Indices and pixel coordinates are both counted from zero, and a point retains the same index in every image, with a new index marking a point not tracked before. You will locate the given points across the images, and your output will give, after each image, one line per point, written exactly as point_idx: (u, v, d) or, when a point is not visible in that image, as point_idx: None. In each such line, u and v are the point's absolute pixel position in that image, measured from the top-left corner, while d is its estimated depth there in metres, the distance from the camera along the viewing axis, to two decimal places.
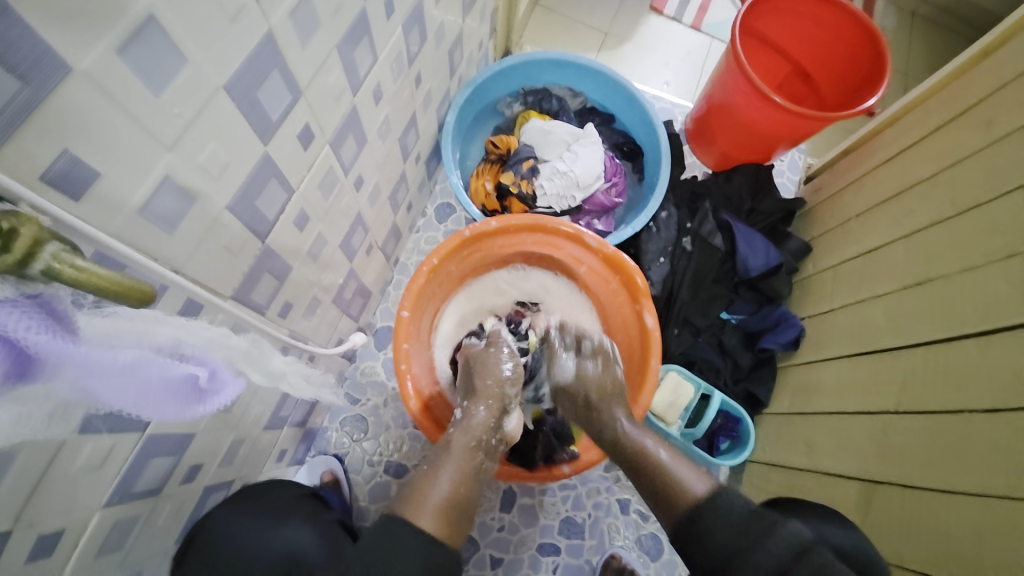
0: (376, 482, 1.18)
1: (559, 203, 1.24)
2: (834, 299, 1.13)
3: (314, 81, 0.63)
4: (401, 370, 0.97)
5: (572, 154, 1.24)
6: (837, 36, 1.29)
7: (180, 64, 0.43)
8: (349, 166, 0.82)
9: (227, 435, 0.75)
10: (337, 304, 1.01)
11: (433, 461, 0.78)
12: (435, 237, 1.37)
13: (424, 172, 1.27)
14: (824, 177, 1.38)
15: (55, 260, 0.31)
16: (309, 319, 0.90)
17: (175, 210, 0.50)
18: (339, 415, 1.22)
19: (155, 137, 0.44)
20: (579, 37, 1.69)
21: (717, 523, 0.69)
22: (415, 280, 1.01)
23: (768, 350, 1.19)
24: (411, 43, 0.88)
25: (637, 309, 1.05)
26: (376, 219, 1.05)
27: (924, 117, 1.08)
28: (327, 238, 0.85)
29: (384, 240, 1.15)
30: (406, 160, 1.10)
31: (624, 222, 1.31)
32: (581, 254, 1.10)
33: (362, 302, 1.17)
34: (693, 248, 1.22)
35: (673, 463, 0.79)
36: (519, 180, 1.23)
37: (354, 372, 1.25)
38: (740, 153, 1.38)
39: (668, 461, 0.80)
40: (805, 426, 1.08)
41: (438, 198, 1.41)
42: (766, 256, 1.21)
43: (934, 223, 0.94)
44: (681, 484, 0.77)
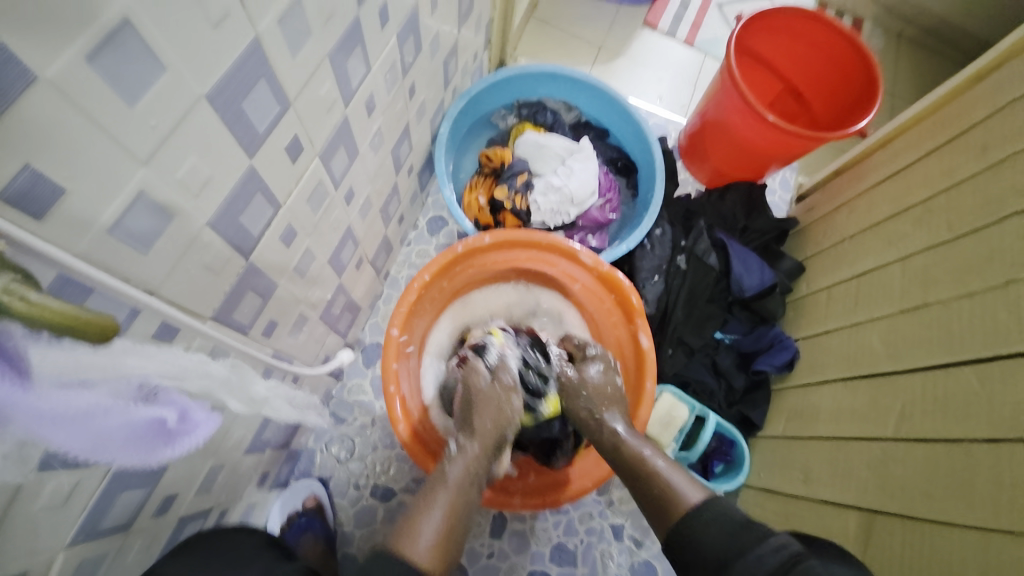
0: (362, 506, 1.13)
1: (553, 219, 1.22)
2: (829, 321, 1.13)
3: (304, 91, 0.60)
4: (390, 392, 0.93)
5: (567, 170, 1.22)
6: (828, 57, 1.30)
7: (159, 73, 0.40)
8: (340, 180, 0.79)
9: (204, 463, 0.70)
10: (325, 320, 0.97)
11: (427, 493, 0.75)
12: (426, 251, 1.34)
13: (416, 184, 1.24)
14: (815, 197, 1.39)
15: (3, 292, 0.28)
16: (294, 337, 0.86)
17: (151, 228, 0.46)
18: (324, 435, 1.17)
19: (129, 150, 0.41)
20: (573, 52, 1.69)
21: (712, 531, 0.66)
22: (406, 296, 0.98)
23: (762, 371, 1.18)
24: (406, 53, 0.86)
25: (632, 329, 1.04)
26: (367, 233, 1.02)
27: (918, 140, 1.09)
28: (315, 253, 0.81)
29: (374, 253, 1.12)
30: (399, 172, 1.07)
31: (619, 238, 1.30)
32: (576, 272, 1.08)
33: (351, 316, 1.13)
34: (688, 266, 1.21)
35: (673, 475, 0.76)
36: (514, 195, 1.21)
37: (340, 390, 1.20)
38: (733, 170, 1.38)
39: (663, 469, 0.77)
40: (802, 451, 1.06)
41: (430, 210, 1.38)
42: (761, 276, 1.20)
43: (930, 246, 0.94)
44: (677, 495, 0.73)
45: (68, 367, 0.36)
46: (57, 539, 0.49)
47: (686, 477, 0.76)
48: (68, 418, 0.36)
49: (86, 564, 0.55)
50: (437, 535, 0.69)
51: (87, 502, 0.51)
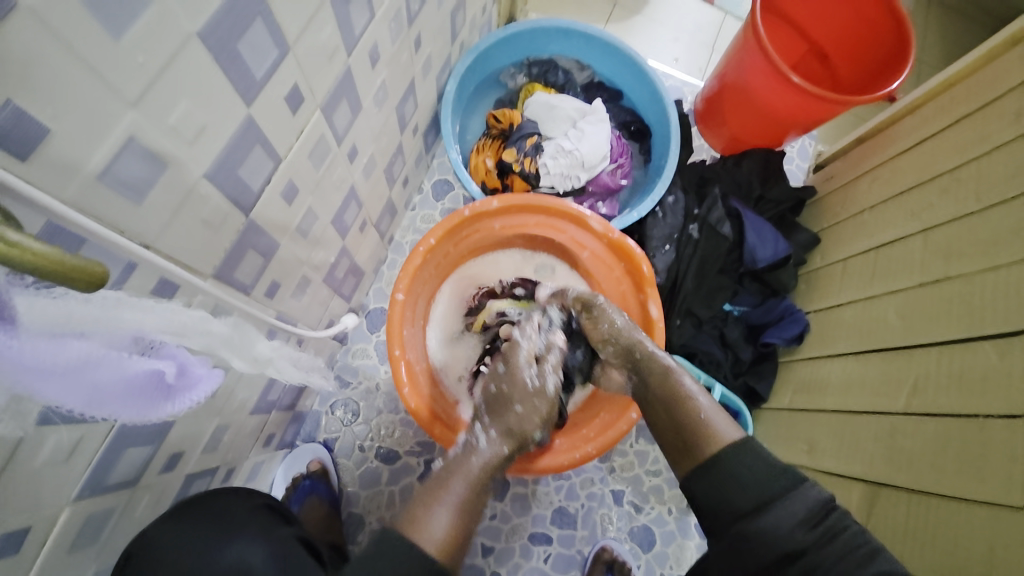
0: (367, 467, 1.15)
1: (562, 184, 1.17)
2: (843, 294, 1.11)
3: (304, 36, 0.56)
4: (395, 356, 0.92)
5: (579, 132, 1.18)
6: (859, 14, 1.23)
7: (145, 4, 0.37)
8: (342, 136, 0.76)
9: (210, 422, 0.71)
10: (328, 282, 0.96)
11: (442, 481, 0.71)
12: (431, 216, 1.31)
13: (421, 146, 1.20)
14: (836, 166, 1.33)
15: None
16: (297, 300, 0.85)
17: (143, 177, 0.44)
18: (329, 399, 1.17)
19: (115, 89, 0.38)
20: (586, 7, 1.60)
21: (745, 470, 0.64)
22: (410, 261, 0.95)
23: (771, 344, 1.16)
24: (412, 0, 0.81)
25: (642, 299, 1.01)
26: (370, 194, 0.99)
27: (948, 105, 1.03)
28: (318, 213, 0.78)
29: (378, 217, 1.09)
30: (404, 131, 1.03)
31: (629, 206, 1.27)
32: (585, 239, 1.06)
33: (355, 281, 1.11)
34: (701, 235, 1.17)
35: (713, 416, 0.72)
36: (522, 158, 1.16)
37: (344, 355, 1.20)
38: (752, 137, 1.33)
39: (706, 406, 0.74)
40: (809, 422, 1.06)
41: (435, 174, 1.34)
42: (775, 247, 1.16)
43: (955, 219, 0.91)
44: (713, 434, 0.70)
45: (59, 317, 0.35)
46: (64, 492, 0.49)
47: (724, 417, 0.72)
48: (59, 371, 0.36)
49: (94, 517, 0.56)
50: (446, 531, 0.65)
51: (93, 457, 0.50)
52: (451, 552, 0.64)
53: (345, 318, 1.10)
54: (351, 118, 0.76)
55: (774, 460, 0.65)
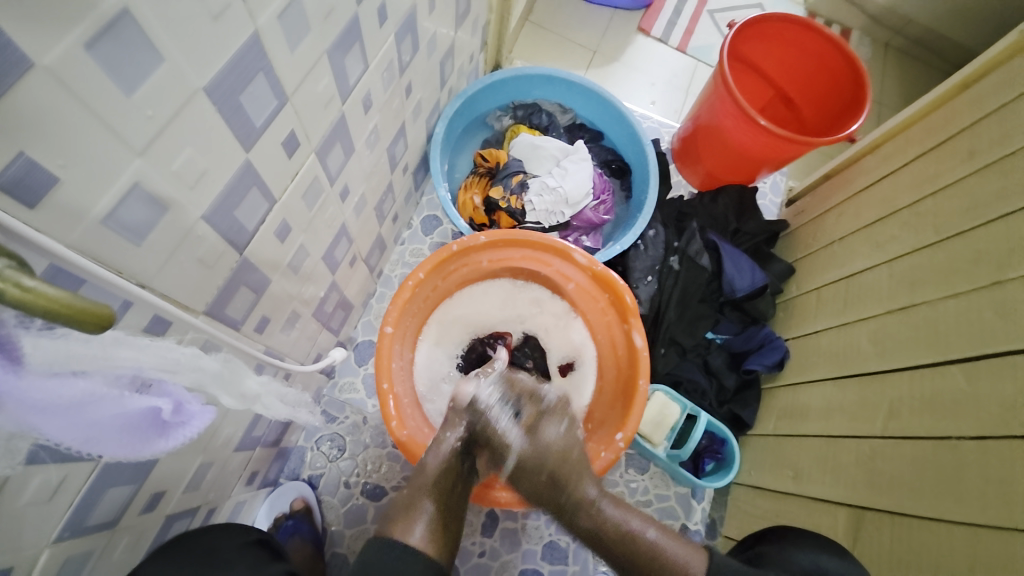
0: (353, 504, 1.13)
1: (548, 219, 1.22)
2: (819, 322, 1.15)
3: (302, 87, 0.60)
4: (384, 389, 0.92)
5: (562, 171, 1.24)
6: (820, 63, 1.33)
7: (156, 64, 0.40)
8: (336, 177, 0.79)
9: (194, 459, 0.70)
10: (317, 317, 0.97)
11: (412, 494, 0.78)
12: (421, 250, 1.34)
13: (411, 183, 1.24)
14: (806, 201, 1.41)
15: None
16: (286, 334, 0.86)
17: (145, 219, 0.46)
18: (315, 434, 1.16)
19: (124, 140, 0.40)
20: (567, 54, 1.70)
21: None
22: (398, 295, 0.97)
23: (753, 371, 1.19)
24: (403, 52, 0.86)
25: (626, 329, 1.04)
26: (361, 230, 1.02)
27: (906, 144, 1.11)
28: (310, 249, 0.81)
29: (368, 252, 1.11)
30: (394, 170, 1.07)
31: (612, 239, 1.32)
32: (569, 272, 1.09)
33: (344, 314, 1.12)
34: (681, 267, 1.20)
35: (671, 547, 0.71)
36: (509, 197, 1.20)
37: (332, 389, 1.20)
38: (727, 174, 1.40)
39: (657, 542, 0.72)
40: (793, 448, 1.08)
41: (425, 209, 1.38)
42: (752, 278, 1.20)
43: (917, 249, 0.96)
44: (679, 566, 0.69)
45: (59, 356, 0.36)
46: (44, 534, 0.48)
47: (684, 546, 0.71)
48: (59, 408, 0.37)
49: (73, 560, 0.54)
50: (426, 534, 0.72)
51: (75, 495, 0.50)
52: (436, 543, 0.72)
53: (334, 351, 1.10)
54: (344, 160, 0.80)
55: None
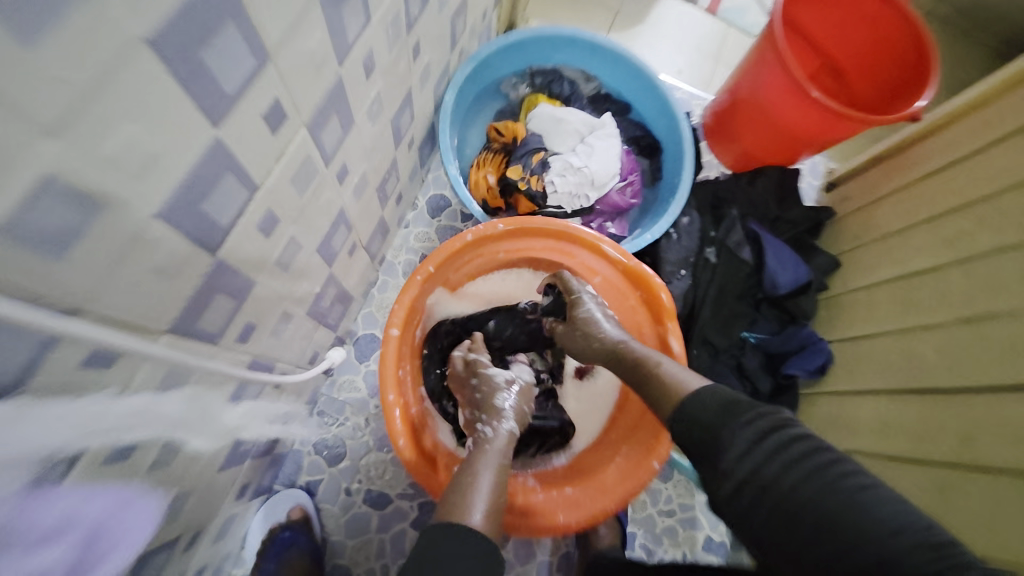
0: (354, 513, 1.04)
1: (570, 203, 1.09)
2: (869, 325, 1.04)
3: (288, 42, 0.46)
4: (389, 400, 0.80)
5: (588, 148, 1.09)
6: (879, 31, 1.17)
7: (66, 2, 0.27)
8: (331, 157, 0.65)
9: (170, 492, 0.60)
10: (312, 314, 0.85)
11: (470, 470, 0.70)
12: (426, 234, 1.21)
13: (417, 159, 1.10)
14: (851, 186, 1.29)
15: None
16: (277, 339, 0.74)
17: (71, 223, 0.33)
18: (313, 437, 1.06)
19: (25, 115, 0.28)
20: (587, 14, 1.52)
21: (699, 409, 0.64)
22: (406, 292, 0.85)
23: (791, 376, 1.10)
24: (412, 3, 0.71)
25: (659, 331, 0.93)
26: (361, 215, 0.89)
27: (978, 126, 0.97)
28: (303, 242, 0.68)
29: (369, 238, 0.99)
30: (399, 145, 0.94)
31: (639, 226, 1.19)
32: (596, 265, 0.98)
33: (342, 308, 1.00)
34: (718, 260, 1.09)
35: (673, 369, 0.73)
36: (529, 176, 1.07)
37: (330, 388, 1.09)
38: (765, 154, 1.26)
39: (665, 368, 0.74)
40: (842, 464, 0.98)
41: (431, 188, 1.24)
42: (795, 273, 1.09)
43: (995, 252, 0.84)
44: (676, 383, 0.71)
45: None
46: None
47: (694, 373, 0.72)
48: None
49: None
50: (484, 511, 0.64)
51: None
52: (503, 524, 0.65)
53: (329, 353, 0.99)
54: (342, 136, 0.66)
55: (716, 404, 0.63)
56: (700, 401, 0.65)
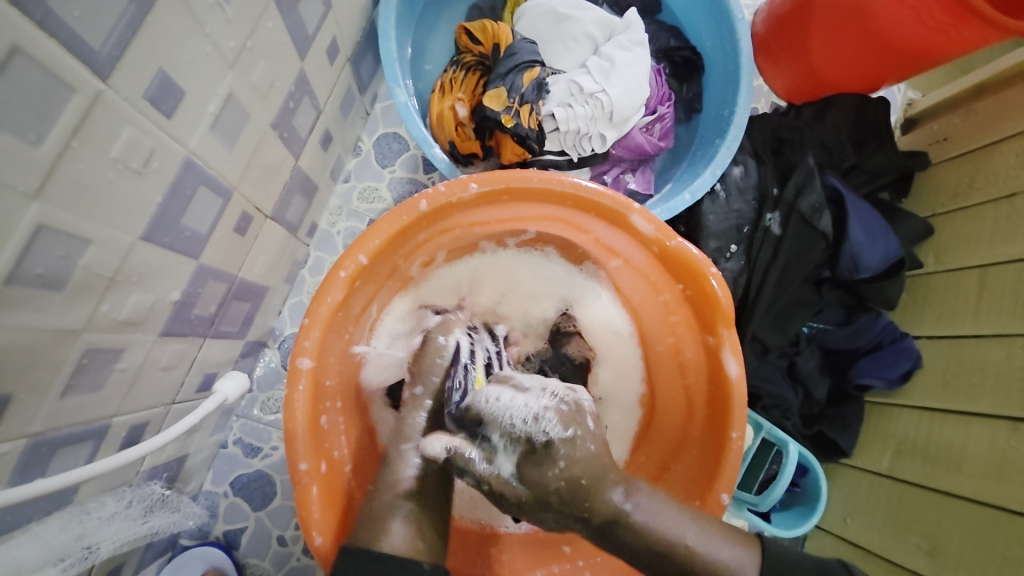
0: (292, 568, 0.76)
1: (575, 145, 0.75)
2: (982, 324, 0.78)
3: None
4: (300, 472, 0.50)
5: (605, 63, 0.74)
6: None
7: None
8: (111, 67, 0.34)
9: None
10: (175, 333, 0.52)
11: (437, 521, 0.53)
12: (376, 190, 0.86)
13: (351, 79, 0.75)
14: (942, 122, 0.94)
15: None
16: (89, 385, 0.43)
17: None
18: (229, 474, 0.76)
19: None
20: None
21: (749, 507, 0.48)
22: (320, 298, 0.53)
23: (866, 386, 0.85)
24: None
25: (710, 344, 0.62)
26: (249, 169, 0.55)
27: None
28: (81, 220, 0.36)
29: (279, 202, 0.65)
30: (310, 52, 0.59)
31: (670, 178, 0.86)
32: (620, 243, 0.65)
33: (247, 306, 0.68)
34: (784, 230, 0.80)
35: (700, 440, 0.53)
36: (518, 105, 0.71)
37: (250, 407, 0.78)
38: (838, 76, 0.89)
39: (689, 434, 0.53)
40: (925, 504, 0.76)
41: (380, 124, 0.88)
42: (885, 248, 0.82)
43: None
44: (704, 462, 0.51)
45: None
46: None
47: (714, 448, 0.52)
48: None
49: None
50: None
51: None
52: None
53: (224, 380, 0.65)
54: (129, 23, 0.34)
55: None
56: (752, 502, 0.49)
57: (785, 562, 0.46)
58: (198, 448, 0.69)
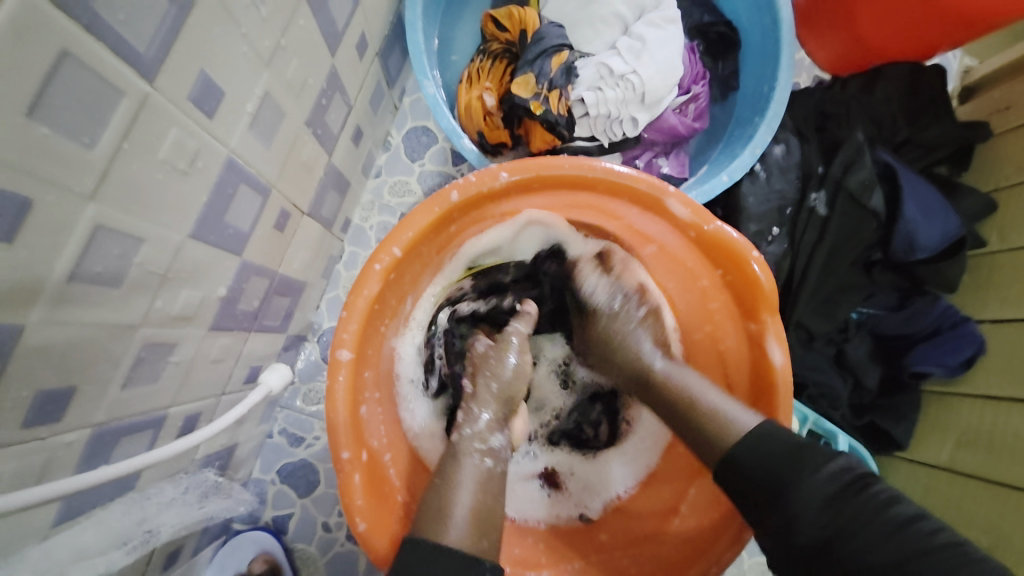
0: (337, 554, 0.78)
1: (606, 130, 0.73)
2: None
3: None
4: (343, 460, 0.52)
5: (636, 43, 0.72)
6: None
7: None
8: (156, 69, 0.35)
9: None
10: (222, 327, 0.55)
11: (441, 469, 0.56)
12: (407, 184, 0.87)
13: (380, 74, 0.75)
14: (1005, 90, 0.85)
15: None
16: (146, 378, 0.46)
17: None
18: (276, 463, 0.79)
19: None
20: None
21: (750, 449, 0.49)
22: (357, 291, 0.54)
23: (923, 374, 0.80)
24: None
25: (751, 331, 0.60)
26: (286, 166, 0.56)
27: None
28: (133, 220, 0.38)
29: (314, 199, 0.67)
30: (340, 48, 0.59)
31: (705, 160, 0.83)
32: (654, 229, 0.63)
33: (288, 302, 0.70)
34: (831, 210, 0.76)
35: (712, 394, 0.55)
36: (547, 91, 0.70)
37: (293, 399, 0.81)
38: (888, 43, 0.83)
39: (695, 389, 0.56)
40: (988, 499, 0.71)
41: (408, 119, 0.89)
42: (944, 227, 0.77)
43: None
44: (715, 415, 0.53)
45: None
46: None
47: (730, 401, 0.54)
48: None
49: None
50: (471, 509, 0.52)
51: None
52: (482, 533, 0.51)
53: (268, 372, 0.67)
54: (170, 26, 0.35)
55: (782, 445, 0.48)
56: (754, 447, 0.49)
57: (795, 507, 0.45)
58: (247, 438, 0.72)
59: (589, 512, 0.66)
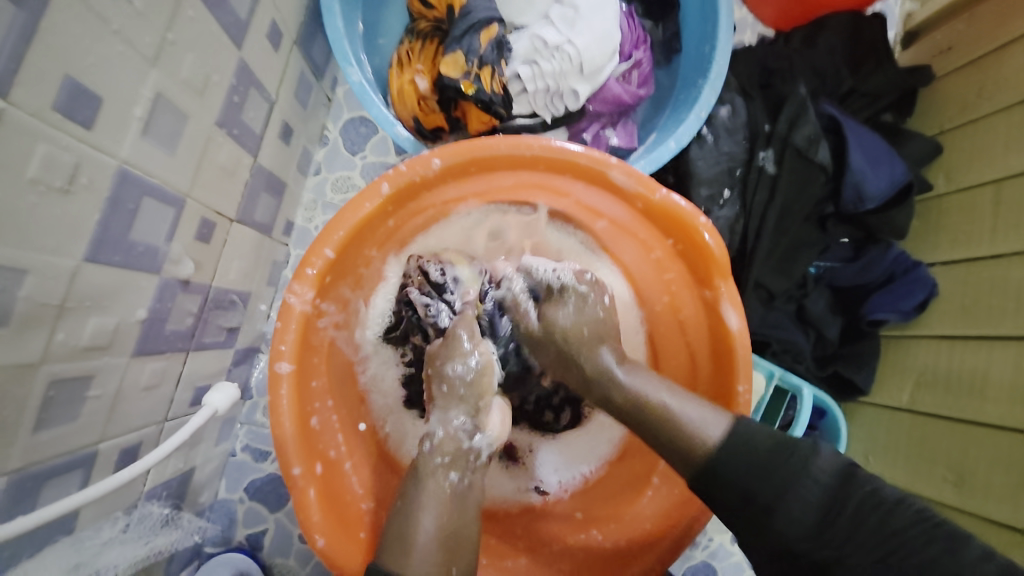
0: (317, 564, 0.77)
1: (545, 106, 0.70)
2: (1001, 243, 0.73)
3: None
4: (294, 476, 0.50)
5: (568, 11, 0.69)
6: None
7: None
8: (8, 80, 0.31)
9: None
10: (151, 351, 0.51)
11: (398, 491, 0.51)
12: (349, 179, 0.83)
13: (303, 64, 0.71)
14: (948, 30, 0.85)
15: None
16: (63, 416, 0.42)
17: None
18: (243, 480, 0.77)
19: None
20: None
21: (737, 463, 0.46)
22: (290, 298, 0.51)
23: (880, 322, 0.81)
24: None
25: (707, 297, 0.59)
26: (200, 173, 0.52)
27: None
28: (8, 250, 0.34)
29: (244, 205, 0.63)
30: (246, 38, 0.55)
31: (653, 127, 0.81)
32: (601, 203, 0.61)
33: (229, 315, 0.66)
34: (779, 167, 0.75)
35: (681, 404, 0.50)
36: (477, 69, 0.66)
37: (253, 413, 0.77)
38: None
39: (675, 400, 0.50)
40: (948, 436, 0.73)
41: (343, 110, 0.84)
42: (891, 174, 0.77)
43: None
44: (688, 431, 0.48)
45: None
46: None
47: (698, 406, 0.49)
48: None
49: None
50: (437, 536, 0.47)
51: None
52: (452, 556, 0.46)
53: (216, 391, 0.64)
54: (16, 29, 0.31)
55: (767, 444, 0.46)
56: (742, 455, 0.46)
57: (787, 524, 0.44)
58: (205, 460, 0.69)
59: (544, 485, 0.67)
